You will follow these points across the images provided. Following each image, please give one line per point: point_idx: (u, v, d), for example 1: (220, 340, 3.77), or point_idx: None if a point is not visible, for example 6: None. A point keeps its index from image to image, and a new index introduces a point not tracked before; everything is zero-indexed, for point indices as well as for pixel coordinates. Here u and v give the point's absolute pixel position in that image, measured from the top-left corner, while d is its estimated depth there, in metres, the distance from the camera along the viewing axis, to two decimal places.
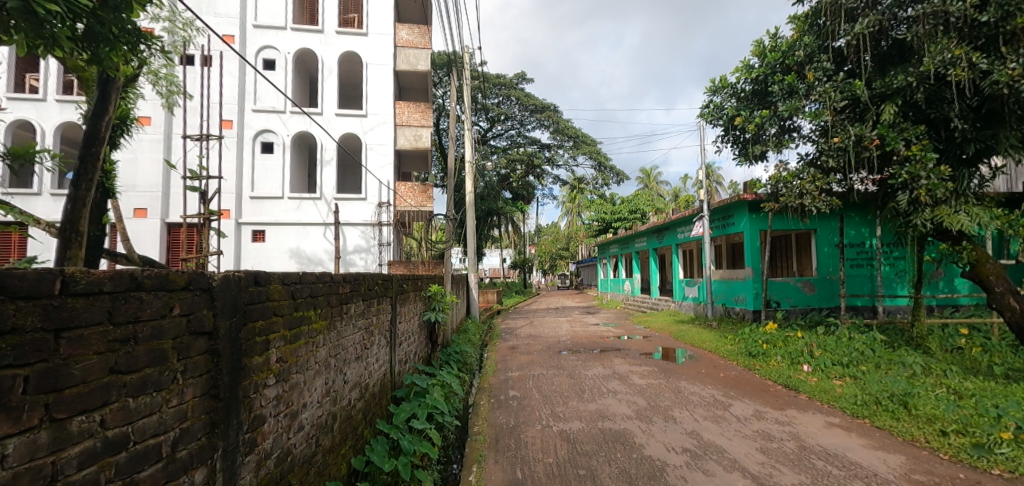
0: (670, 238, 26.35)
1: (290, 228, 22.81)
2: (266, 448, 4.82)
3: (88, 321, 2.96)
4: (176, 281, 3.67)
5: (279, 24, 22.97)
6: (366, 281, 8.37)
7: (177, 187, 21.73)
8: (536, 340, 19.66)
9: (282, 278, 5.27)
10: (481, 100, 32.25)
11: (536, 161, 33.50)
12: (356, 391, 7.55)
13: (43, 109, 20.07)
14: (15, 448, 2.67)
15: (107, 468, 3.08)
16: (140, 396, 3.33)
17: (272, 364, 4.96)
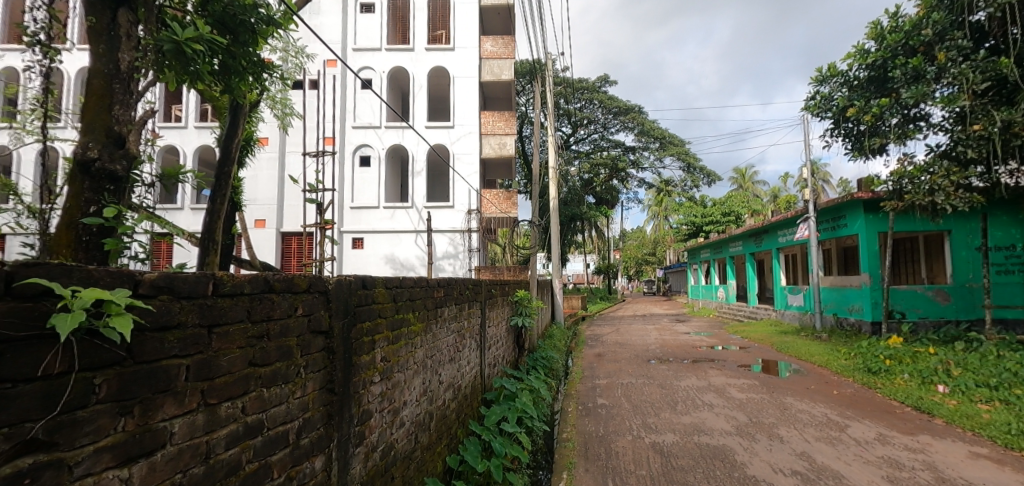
0: (770, 243, 24.86)
1: (386, 236, 24.14)
2: (372, 441, 5.19)
3: (232, 319, 3.36)
4: (299, 284, 4.13)
5: (375, 45, 24.55)
6: (458, 286, 8.72)
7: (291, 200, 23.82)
8: (624, 348, 19.30)
9: (385, 283, 5.69)
10: (565, 105, 32.30)
11: (621, 164, 32.59)
12: (450, 392, 7.90)
13: (185, 135, 22.86)
14: (181, 427, 2.91)
15: (247, 450, 3.44)
16: (271, 387, 3.73)
17: (376, 363, 5.35)
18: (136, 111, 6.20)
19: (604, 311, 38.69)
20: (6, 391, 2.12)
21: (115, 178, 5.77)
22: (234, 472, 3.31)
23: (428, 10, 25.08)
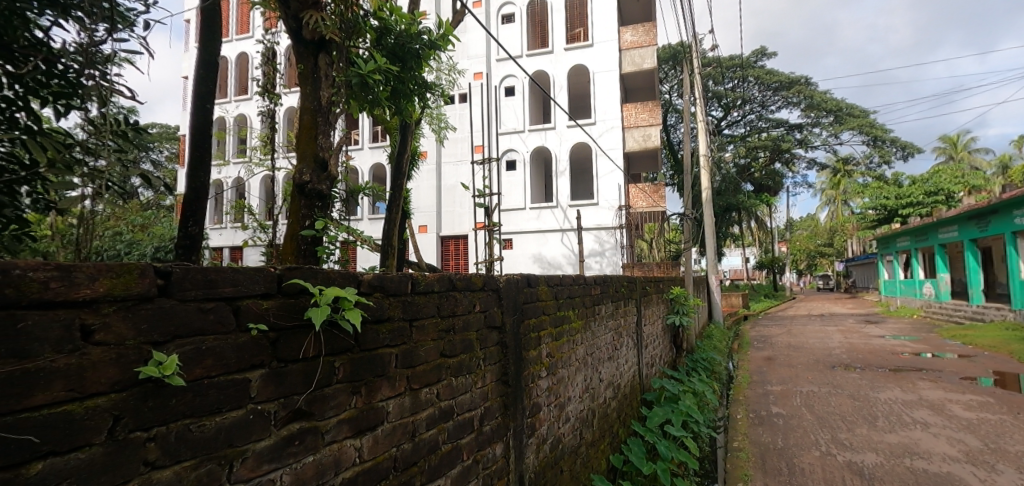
0: (998, 226, 20.61)
1: (533, 236, 24.81)
2: (542, 433, 5.44)
3: (426, 314, 3.78)
4: (476, 283, 4.49)
5: (517, 52, 25.36)
6: (614, 283, 8.68)
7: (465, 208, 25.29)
8: (800, 351, 17.47)
9: (547, 281, 5.91)
10: (714, 87, 30.16)
11: (784, 145, 29.84)
12: (611, 390, 7.92)
13: (362, 155, 25.94)
14: (394, 407, 3.34)
15: (442, 432, 3.84)
16: (458, 376, 4.13)
17: (543, 358, 5.60)
18: (334, 138, 7.09)
19: (771, 310, 35.46)
20: (281, 368, 2.43)
21: (323, 196, 6.82)
22: (434, 451, 3.71)
23: (565, 10, 25.19)
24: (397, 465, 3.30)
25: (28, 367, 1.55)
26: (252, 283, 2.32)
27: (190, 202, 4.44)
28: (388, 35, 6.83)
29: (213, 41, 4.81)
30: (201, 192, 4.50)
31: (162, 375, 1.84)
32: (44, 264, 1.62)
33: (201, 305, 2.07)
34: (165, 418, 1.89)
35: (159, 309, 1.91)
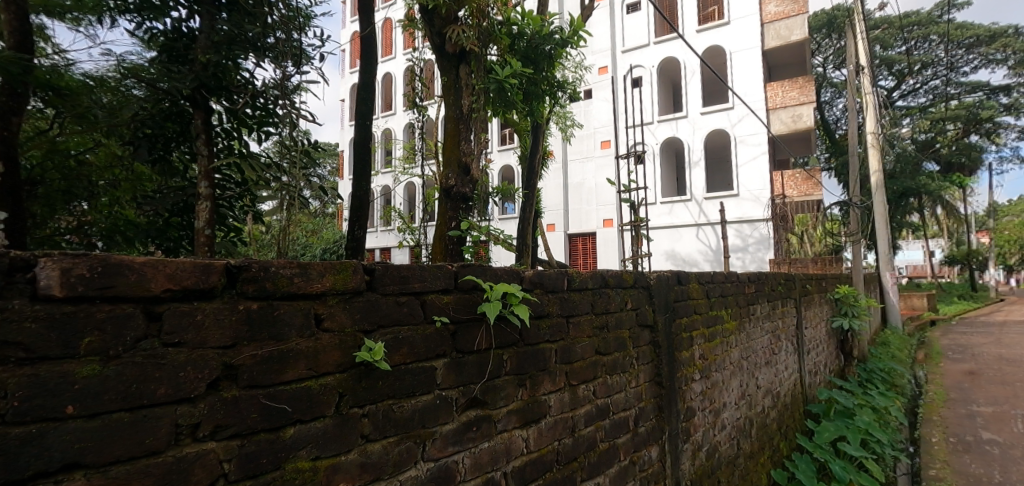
0: None
1: (664, 231, 22.10)
2: (698, 439, 5.15)
3: (581, 310, 3.72)
4: (627, 279, 4.38)
5: (644, 41, 22.73)
6: (770, 281, 7.94)
7: (594, 204, 22.66)
8: (1012, 364, 14.58)
9: (698, 278, 5.61)
10: (883, 52, 25.85)
11: (983, 114, 24.89)
12: (770, 399, 7.28)
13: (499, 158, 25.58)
14: (556, 401, 3.30)
15: (600, 430, 3.74)
16: (613, 374, 4.02)
17: (696, 360, 5.31)
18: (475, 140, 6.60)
19: (967, 313, 30.11)
20: (460, 358, 2.52)
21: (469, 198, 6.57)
22: (592, 448, 3.61)
23: None
24: (560, 459, 3.26)
25: (283, 348, 1.67)
26: (433, 279, 2.43)
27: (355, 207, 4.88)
28: (519, 40, 6.73)
29: (371, 60, 5.25)
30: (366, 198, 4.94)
31: (374, 360, 1.94)
32: (290, 260, 1.72)
33: (397, 298, 2.21)
34: (374, 398, 2.02)
35: (368, 302, 2.04)
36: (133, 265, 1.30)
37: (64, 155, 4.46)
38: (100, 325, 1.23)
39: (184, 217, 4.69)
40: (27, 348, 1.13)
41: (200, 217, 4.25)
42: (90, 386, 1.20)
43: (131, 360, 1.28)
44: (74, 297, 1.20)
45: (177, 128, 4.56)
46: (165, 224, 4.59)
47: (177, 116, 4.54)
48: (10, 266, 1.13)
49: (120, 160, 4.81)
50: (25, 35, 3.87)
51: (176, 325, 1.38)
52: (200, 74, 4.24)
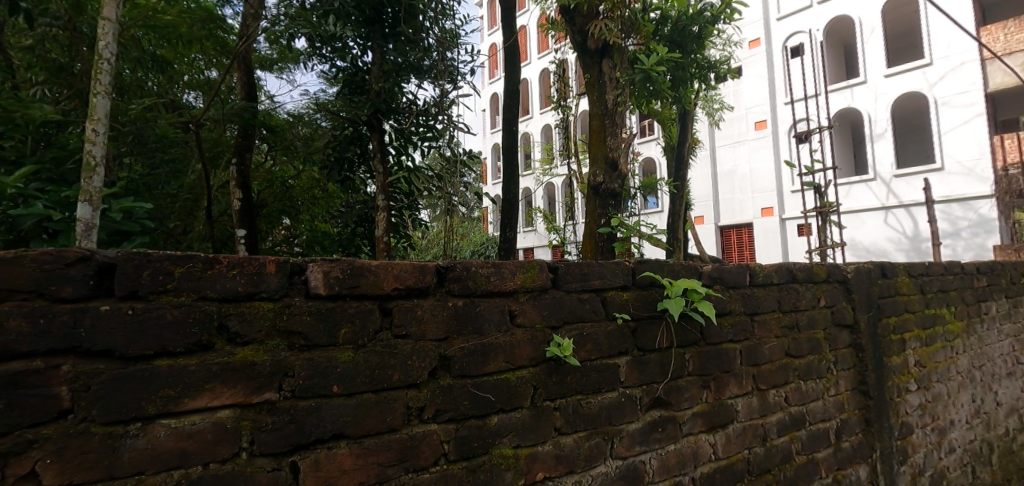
0: None
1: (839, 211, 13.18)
2: (918, 462, 4.31)
3: (767, 308, 3.08)
4: (819, 273, 3.61)
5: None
6: (1008, 271, 6.45)
7: (746, 190, 14.23)
8: None
9: (908, 271, 4.75)
10: None
11: None
12: (1012, 418, 5.90)
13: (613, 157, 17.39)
14: (743, 406, 2.77)
15: (795, 441, 3.06)
16: (807, 380, 3.30)
17: (911, 367, 4.43)
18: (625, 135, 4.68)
19: None
20: (641, 356, 2.32)
21: (615, 194, 4.53)
22: (788, 460, 2.98)
23: None
24: (752, 470, 2.75)
25: (485, 341, 1.74)
26: (612, 276, 2.28)
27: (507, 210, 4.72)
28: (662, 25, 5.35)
29: (512, 67, 5.12)
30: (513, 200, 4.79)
31: (563, 356, 1.93)
32: (486, 261, 1.80)
33: (579, 295, 2.14)
34: (564, 392, 1.97)
35: (554, 299, 2.03)
36: (370, 268, 1.46)
37: (275, 179, 5.31)
38: (351, 318, 1.40)
39: (366, 228, 4.83)
40: (305, 336, 1.32)
41: (380, 225, 4.45)
42: (344, 369, 1.37)
43: (373, 349, 1.44)
44: (334, 294, 1.38)
45: (358, 151, 4.73)
46: (351, 236, 4.78)
47: (358, 141, 4.73)
48: (289, 269, 1.32)
49: (317, 182, 5.45)
50: (251, 84, 4.40)
51: (404, 319, 1.53)
52: (377, 101, 4.32)
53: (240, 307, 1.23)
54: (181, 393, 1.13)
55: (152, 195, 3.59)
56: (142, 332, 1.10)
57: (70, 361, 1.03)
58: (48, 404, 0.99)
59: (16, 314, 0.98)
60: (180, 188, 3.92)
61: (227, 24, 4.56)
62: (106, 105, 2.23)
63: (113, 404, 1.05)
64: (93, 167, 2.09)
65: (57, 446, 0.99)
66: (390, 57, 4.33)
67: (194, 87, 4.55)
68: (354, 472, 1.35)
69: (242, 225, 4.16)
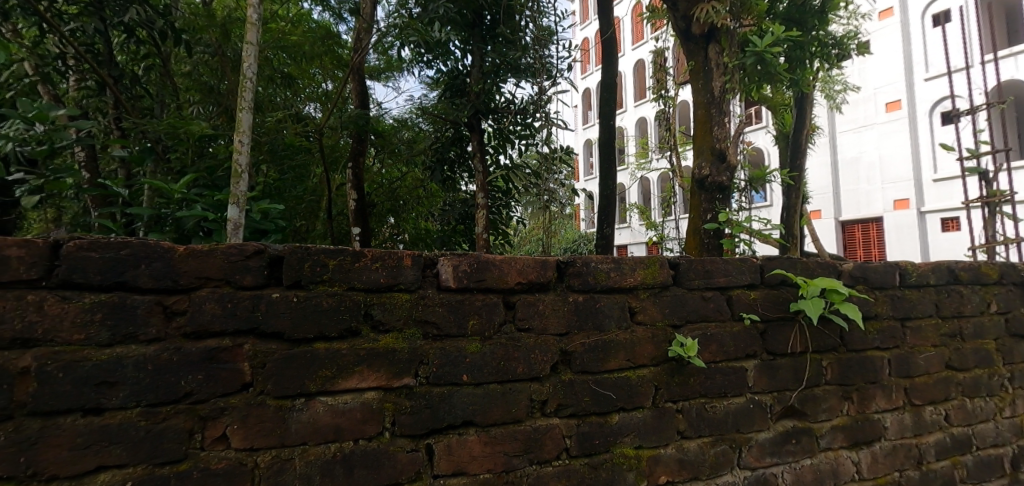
0: None
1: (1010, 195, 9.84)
2: None
3: (922, 313, 2.70)
4: (989, 273, 3.07)
5: None
6: None
7: (873, 181, 11.11)
8: None
9: None
10: None
11: None
12: None
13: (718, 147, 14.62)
14: (892, 423, 2.45)
15: (959, 467, 2.64)
16: (974, 398, 2.82)
17: None
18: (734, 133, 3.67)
19: None
20: (772, 361, 2.07)
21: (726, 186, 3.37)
22: None
23: None
24: None
25: (605, 338, 1.69)
26: (739, 273, 2.05)
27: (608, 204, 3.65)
28: None
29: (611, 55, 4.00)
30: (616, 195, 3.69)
31: (687, 356, 1.80)
32: (607, 256, 1.73)
33: (703, 293, 1.96)
34: (687, 394, 1.84)
35: (676, 297, 1.88)
36: (494, 262, 1.49)
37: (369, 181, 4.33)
38: (478, 310, 1.45)
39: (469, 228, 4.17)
40: (437, 326, 1.39)
41: (479, 222, 3.74)
42: (472, 359, 1.42)
43: (499, 341, 1.47)
44: (462, 287, 1.44)
45: (459, 154, 4.05)
46: (451, 237, 4.14)
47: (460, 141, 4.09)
48: (422, 262, 1.40)
49: (421, 181, 4.39)
50: (365, 93, 4.02)
51: (527, 313, 1.54)
52: (477, 101, 3.68)
53: (382, 297, 1.32)
54: (336, 373, 1.24)
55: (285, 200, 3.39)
56: (303, 317, 1.22)
57: (250, 340, 1.17)
58: (233, 377, 1.14)
59: (209, 300, 1.14)
60: (304, 190, 3.69)
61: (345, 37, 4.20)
62: (250, 119, 2.15)
63: (283, 380, 1.19)
64: (241, 170, 2.01)
65: (241, 414, 1.14)
66: (489, 59, 3.64)
67: (314, 98, 4.08)
68: (483, 459, 1.39)
69: (357, 223, 3.76)
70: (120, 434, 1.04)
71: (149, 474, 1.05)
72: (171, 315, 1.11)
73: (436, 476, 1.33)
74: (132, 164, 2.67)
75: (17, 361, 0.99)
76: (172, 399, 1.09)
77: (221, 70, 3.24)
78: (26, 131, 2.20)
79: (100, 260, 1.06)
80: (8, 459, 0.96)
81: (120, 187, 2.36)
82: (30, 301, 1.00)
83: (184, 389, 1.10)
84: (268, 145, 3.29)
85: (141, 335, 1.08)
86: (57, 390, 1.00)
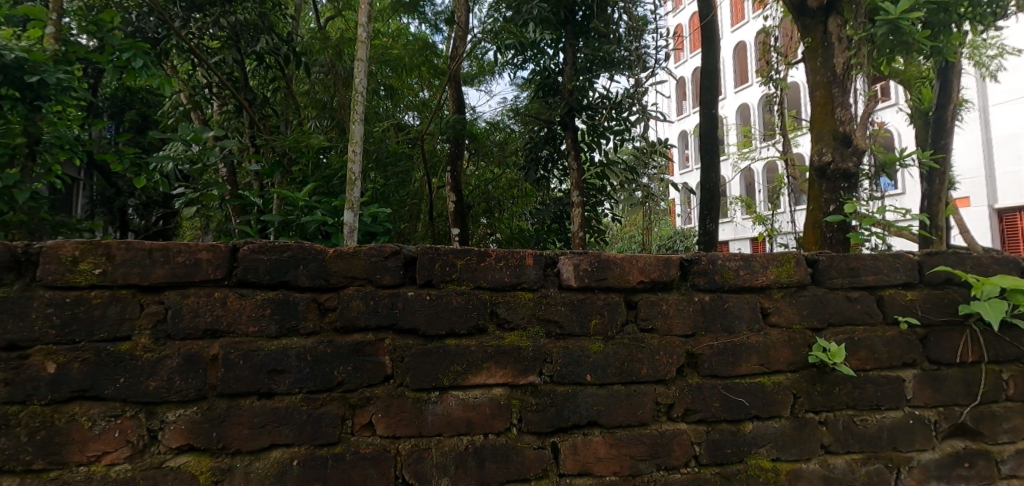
0: None
1: None
2: None
3: None
4: None
5: None
6: None
7: None
8: None
9: None
10: None
11: None
12: None
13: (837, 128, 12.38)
14: None
15: None
16: None
17: None
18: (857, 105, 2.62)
19: None
20: (935, 373, 1.72)
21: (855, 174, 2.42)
22: None
23: None
24: None
25: (736, 340, 1.53)
26: (891, 271, 1.72)
27: (709, 199, 3.00)
28: None
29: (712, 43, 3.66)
30: (719, 186, 3.03)
31: (831, 363, 1.56)
32: (733, 254, 1.57)
33: (848, 293, 1.67)
34: (832, 404, 1.60)
35: (816, 298, 1.64)
36: (615, 260, 1.45)
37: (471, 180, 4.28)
38: (600, 310, 1.43)
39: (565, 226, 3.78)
40: (560, 325, 1.39)
41: (575, 220, 3.46)
42: (595, 359, 1.40)
43: (622, 341, 1.43)
44: (583, 286, 1.42)
45: (552, 152, 3.74)
46: (546, 238, 3.75)
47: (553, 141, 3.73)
48: (543, 261, 1.41)
49: (515, 181, 4.11)
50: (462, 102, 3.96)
51: (650, 313, 1.47)
52: (572, 98, 3.37)
53: (506, 296, 1.36)
54: (466, 368, 1.30)
55: (393, 202, 3.49)
56: (436, 314, 1.29)
57: (390, 335, 1.26)
58: (376, 370, 1.24)
59: (355, 297, 1.24)
60: (406, 195, 3.67)
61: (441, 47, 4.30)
62: (362, 131, 2.27)
63: (420, 373, 1.26)
64: (354, 178, 2.07)
65: (383, 403, 1.23)
66: (581, 54, 3.31)
67: (414, 108, 4.32)
68: (609, 461, 1.37)
69: (456, 225, 3.68)
70: (287, 416, 1.17)
71: (311, 454, 1.17)
72: (325, 310, 1.23)
73: (562, 474, 1.33)
74: (264, 176, 2.93)
75: (208, 349, 1.15)
76: (328, 386, 1.20)
77: (333, 87, 3.55)
78: (183, 150, 2.53)
79: (268, 261, 1.20)
80: (205, 432, 1.12)
81: (255, 198, 2.64)
82: (217, 297, 1.16)
83: (337, 379, 1.21)
84: (373, 153, 3.51)
85: (300, 328, 1.21)
86: (239, 375, 1.15)
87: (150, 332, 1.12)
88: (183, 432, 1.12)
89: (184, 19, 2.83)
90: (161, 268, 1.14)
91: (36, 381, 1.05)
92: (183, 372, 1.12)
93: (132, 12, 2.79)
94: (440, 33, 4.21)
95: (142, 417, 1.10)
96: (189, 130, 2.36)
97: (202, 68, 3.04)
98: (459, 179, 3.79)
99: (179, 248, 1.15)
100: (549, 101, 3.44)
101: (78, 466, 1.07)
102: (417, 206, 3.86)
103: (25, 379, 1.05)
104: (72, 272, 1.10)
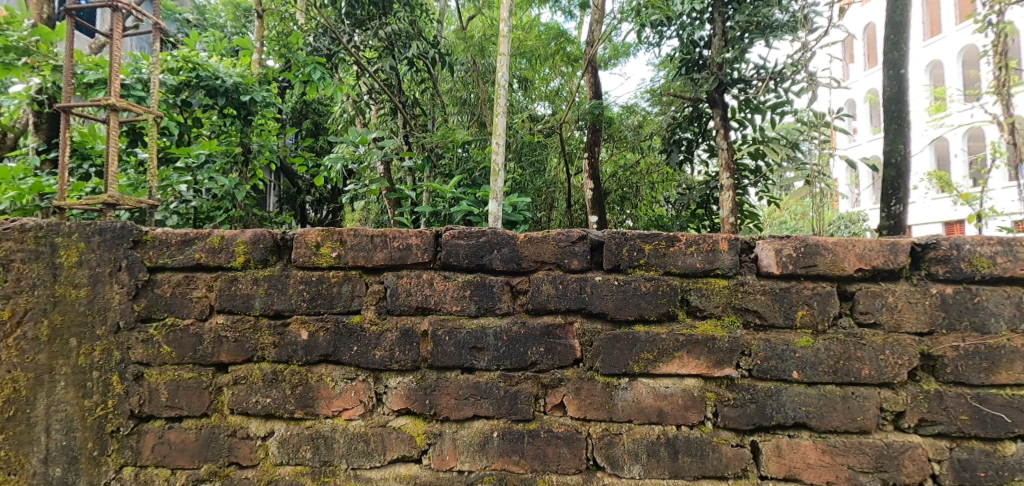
0: None
1: None
2: None
3: None
4: None
5: None
6: None
7: None
8: None
9: None
10: None
11: None
12: None
13: None
14: None
15: None
16: None
17: None
18: None
19: None
20: None
21: None
22: None
23: None
24: None
25: (992, 343, 1.24)
26: None
27: (892, 177, 2.09)
28: None
29: None
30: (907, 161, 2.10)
31: None
32: (990, 237, 1.25)
33: None
34: None
35: None
36: (827, 245, 1.26)
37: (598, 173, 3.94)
38: (808, 300, 1.27)
39: (711, 211, 3.27)
40: (761, 315, 1.27)
41: (724, 205, 2.86)
42: (804, 356, 1.26)
43: (837, 337, 1.26)
44: (787, 274, 1.27)
45: (696, 134, 3.17)
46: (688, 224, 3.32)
47: (698, 121, 3.13)
48: (740, 246, 1.29)
49: (655, 165, 3.82)
50: (597, 85, 3.83)
51: (871, 306, 1.26)
52: (721, 72, 2.74)
53: (699, 282, 1.28)
54: (657, 356, 1.26)
55: (530, 192, 3.52)
56: (625, 300, 1.27)
57: (579, 319, 1.28)
58: (567, 352, 1.27)
59: (545, 281, 1.28)
60: (542, 184, 3.64)
61: (572, 32, 4.24)
62: (504, 123, 2.28)
63: (611, 359, 1.26)
64: (497, 169, 2.18)
65: (574, 386, 1.26)
66: (733, 22, 2.70)
67: (546, 98, 4.10)
68: (822, 469, 1.24)
69: (594, 212, 3.68)
70: (487, 391, 1.26)
71: (509, 427, 1.26)
72: (517, 293, 1.29)
73: (764, 476, 1.25)
74: (416, 172, 3.15)
75: (420, 325, 1.28)
76: (523, 366, 1.26)
77: (473, 83, 3.74)
78: (351, 151, 3.06)
79: (467, 246, 1.29)
80: (420, 399, 1.27)
81: (410, 191, 2.86)
82: (425, 278, 1.28)
83: (532, 359, 1.26)
84: (511, 144, 3.57)
85: (497, 309, 1.28)
86: (446, 351, 1.27)
87: (375, 308, 1.29)
88: (402, 398, 1.27)
89: (350, 34, 3.23)
90: (381, 252, 1.28)
91: (295, 345, 1.28)
92: (401, 344, 1.27)
93: (310, 34, 3.25)
94: (572, 19, 4.17)
95: (371, 381, 1.28)
96: (357, 133, 2.90)
97: (364, 77, 3.35)
98: (596, 165, 3.72)
99: (395, 235, 1.28)
100: (695, 77, 2.84)
101: (326, 418, 1.28)
102: (551, 195, 3.73)
103: (288, 343, 1.28)
104: (316, 255, 1.29)
